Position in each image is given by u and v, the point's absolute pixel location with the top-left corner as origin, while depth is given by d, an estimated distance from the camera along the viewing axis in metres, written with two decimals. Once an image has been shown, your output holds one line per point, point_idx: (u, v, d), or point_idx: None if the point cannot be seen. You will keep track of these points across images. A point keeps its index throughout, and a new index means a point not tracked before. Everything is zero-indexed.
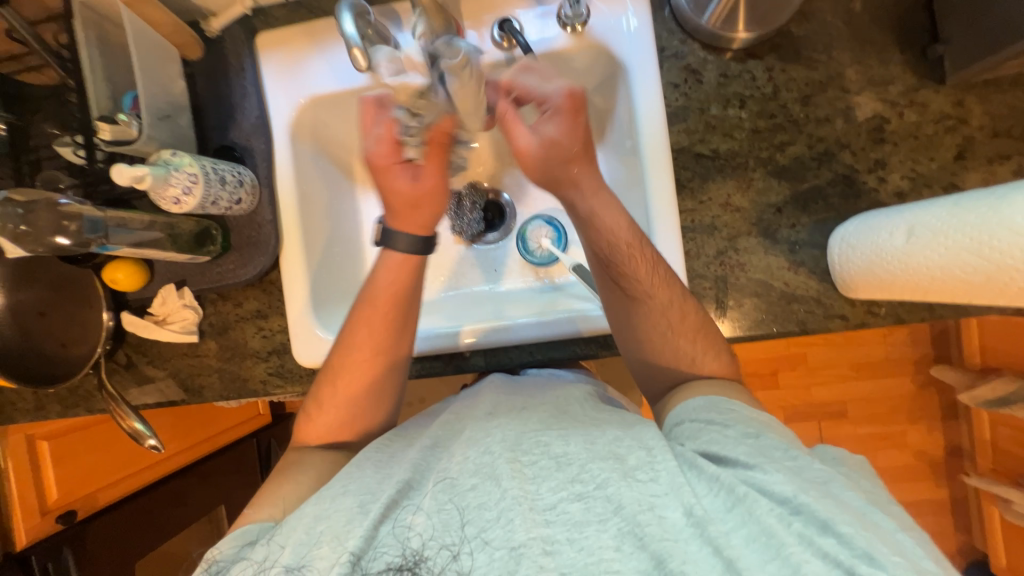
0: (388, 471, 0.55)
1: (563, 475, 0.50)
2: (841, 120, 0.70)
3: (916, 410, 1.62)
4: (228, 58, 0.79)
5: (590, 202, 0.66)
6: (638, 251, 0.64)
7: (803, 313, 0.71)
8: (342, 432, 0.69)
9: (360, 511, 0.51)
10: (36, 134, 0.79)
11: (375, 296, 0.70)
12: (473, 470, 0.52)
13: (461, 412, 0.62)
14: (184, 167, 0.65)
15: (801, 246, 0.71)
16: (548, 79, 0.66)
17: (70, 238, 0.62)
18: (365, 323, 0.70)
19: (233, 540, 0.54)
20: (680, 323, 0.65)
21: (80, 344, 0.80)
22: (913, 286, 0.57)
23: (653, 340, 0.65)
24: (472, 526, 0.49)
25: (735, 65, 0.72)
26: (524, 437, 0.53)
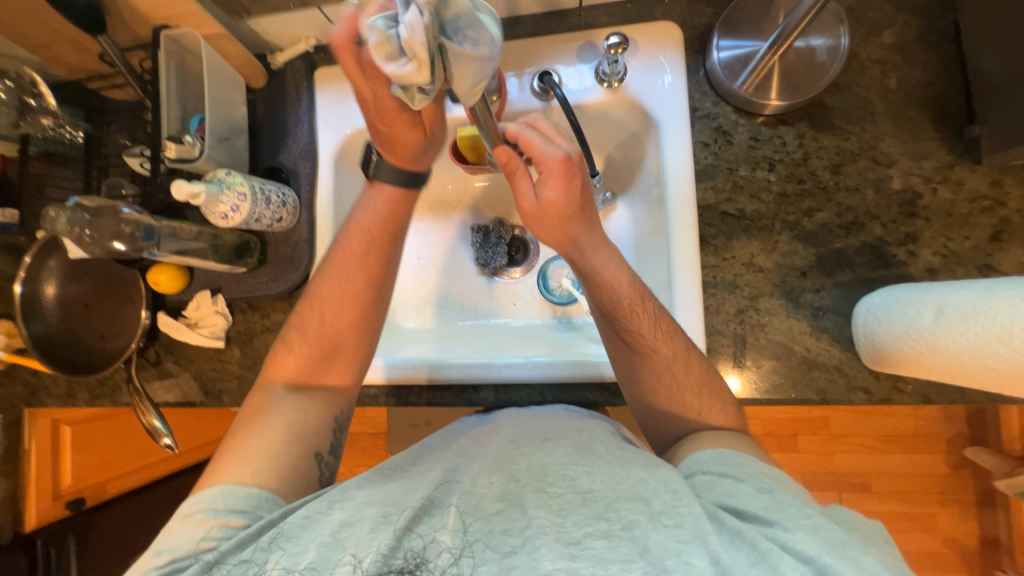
0: (413, 486, 0.56)
1: (589, 510, 0.50)
2: (871, 191, 0.70)
3: (948, 492, 1.51)
4: (287, 88, 0.86)
5: (590, 258, 0.65)
6: (642, 309, 0.63)
7: (824, 381, 0.69)
8: (316, 371, 0.71)
9: (382, 522, 0.51)
10: (109, 143, 0.86)
11: (363, 227, 0.73)
12: (497, 495, 0.53)
13: (478, 437, 0.65)
14: (235, 186, 0.70)
15: (825, 312, 0.70)
16: (551, 134, 0.62)
17: (125, 242, 0.68)
18: (354, 257, 0.73)
19: (213, 501, 0.57)
20: (684, 376, 0.63)
21: (118, 337, 0.85)
22: (930, 363, 0.56)
23: (657, 392, 0.64)
24: (496, 549, 0.49)
25: (766, 130, 0.74)
26: (551, 468, 0.55)
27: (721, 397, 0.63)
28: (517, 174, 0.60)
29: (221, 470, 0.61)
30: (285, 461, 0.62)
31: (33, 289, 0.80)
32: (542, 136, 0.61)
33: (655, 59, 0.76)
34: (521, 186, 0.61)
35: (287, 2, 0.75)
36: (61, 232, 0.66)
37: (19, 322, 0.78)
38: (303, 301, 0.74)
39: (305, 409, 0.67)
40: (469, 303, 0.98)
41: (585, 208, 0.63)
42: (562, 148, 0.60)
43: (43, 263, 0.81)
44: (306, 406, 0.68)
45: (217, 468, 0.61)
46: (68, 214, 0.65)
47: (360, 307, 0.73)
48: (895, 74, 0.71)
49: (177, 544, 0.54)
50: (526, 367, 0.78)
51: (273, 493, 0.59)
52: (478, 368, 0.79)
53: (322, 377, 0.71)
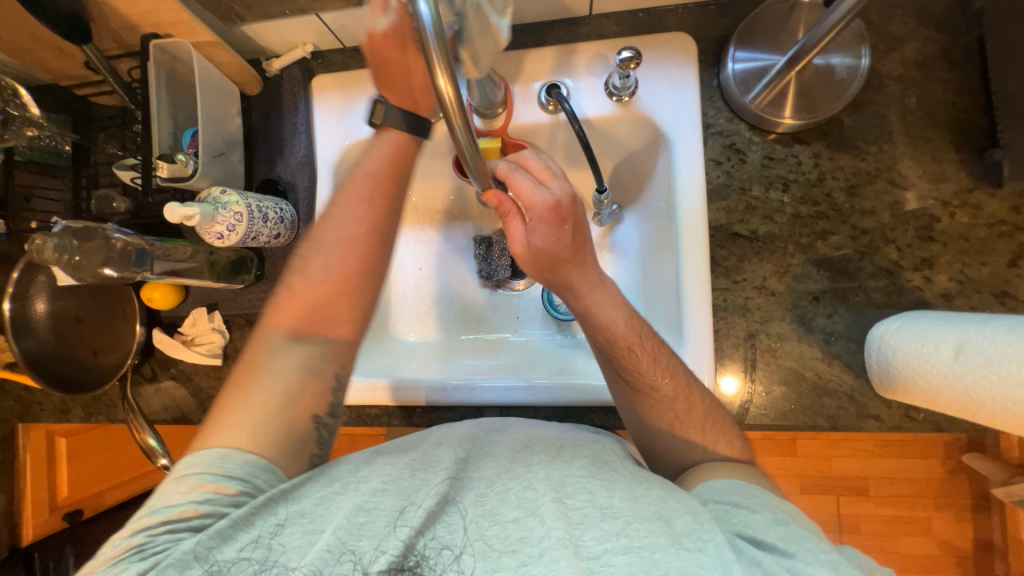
0: (426, 478, 0.53)
1: (608, 526, 0.46)
2: (886, 213, 0.69)
3: (944, 496, 1.52)
4: (284, 96, 0.82)
5: (584, 300, 0.63)
6: (641, 349, 0.61)
7: (835, 408, 0.68)
8: (319, 319, 0.62)
9: (399, 517, 0.48)
10: (97, 152, 0.82)
11: (371, 170, 0.64)
12: (515, 502, 0.50)
13: (487, 434, 0.61)
14: (230, 206, 0.67)
15: (837, 337, 0.69)
16: (541, 174, 0.59)
17: (115, 269, 0.66)
18: (363, 202, 0.64)
19: (209, 464, 0.52)
20: (687, 413, 0.61)
21: (112, 354, 0.83)
22: (974, 396, 0.52)
23: (661, 428, 0.62)
24: (513, 556, 0.45)
25: (781, 149, 0.72)
26: (568, 479, 0.51)
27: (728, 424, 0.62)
28: (509, 221, 0.58)
29: (213, 430, 0.55)
30: (280, 428, 0.56)
31: (23, 306, 0.78)
32: (532, 179, 0.57)
33: (667, 73, 0.73)
34: (511, 232, 0.59)
35: (283, 9, 0.72)
36: (49, 260, 0.62)
37: (9, 341, 0.75)
38: (305, 245, 0.65)
39: (306, 366, 0.60)
40: (474, 319, 0.95)
41: (579, 250, 0.61)
42: (556, 191, 0.57)
43: (32, 279, 0.78)
44: (306, 362, 0.60)
45: (209, 426, 0.55)
46: (55, 241, 0.62)
47: (369, 254, 0.64)
48: (915, 92, 0.68)
49: (172, 504, 0.50)
50: (536, 390, 0.77)
51: (272, 462, 0.54)
52: (487, 392, 0.78)
53: (323, 330, 0.62)
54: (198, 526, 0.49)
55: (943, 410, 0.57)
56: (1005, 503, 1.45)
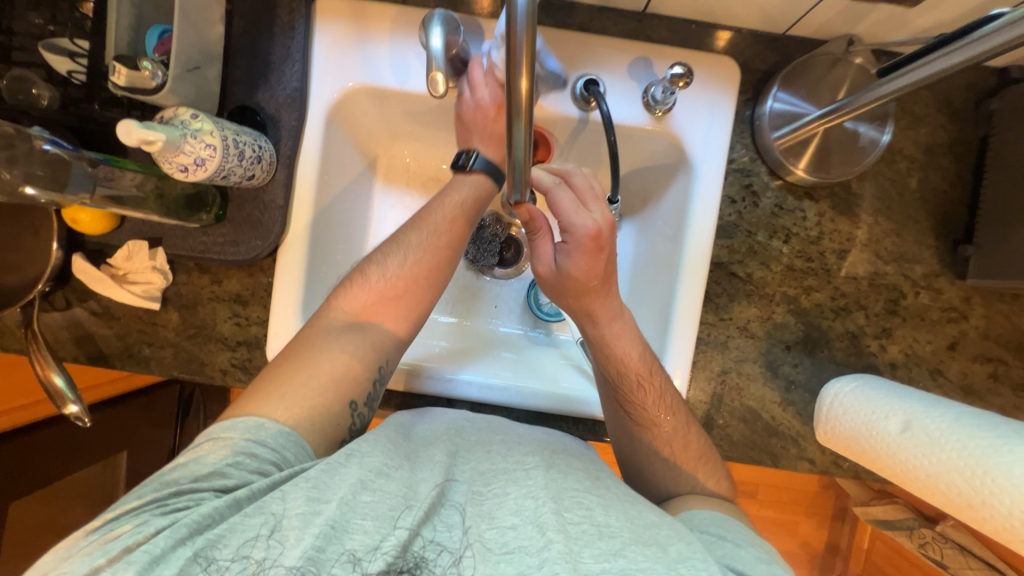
0: (423, 474, 0.53)
1: (606, 545, 0.47)
2: (865, 281, 0.73)
3: (813, 505, 1.76)
4: (278, 9, 0.69)
5: (603, 330, 0.66)
6: (649, 386, 0.65)
7: (779, 447, 0.75)
8: (379, 311, 0.63)
9: (404, 505, 0.48)
10: (12, 18, 0.63)
11: (455, 203, 0.67)
12: (513, 509, 0.50)
13: (479, 429, 0.61)
14: (203, 134, 0.56)
15: (797, 386, 0.74)
16: (584, 195, 0.59)
17: (39, 187, 0.54)
18: (446, 215, 0.66)
19: (244, 431, 0.51)
20: (683, 450, 0.66)
21: (12, 273, 0.68)
22: (914, 468, 0.58)
23: (654, 461, 0.66)
24: (511, 565, 0.46)
25: (792, 200, 0.73)
26: (567, 492, 0.51)
27: (704, 455, 0.66)
28: (540, 239, 0.63)
29: (256, 397, 0.54)
30: (318, 404, 0.55)
31: None
32: (573, 200, 0.58)
33: (707, 97, 0.71)
34: (542, 251, 0.63)
35: None
36: None
37: None
38: (386, 241, 0.67)
39: (355, 351, 0.59)
40: (450, 302, 0.90)
41: (607, 283, 0.64)
42: (592, 218, 0.58)
43: None
44: (356, 348, 0.60)
45: (249, 394, 0.54)
46: None
47: (439, 270, 0.65)
48: (917, 174, 0.73)
49: (204, 464, 0.49)
50: (512, 393, 0.76)
51: (301, 436, 0.53)
52: (464, 387, 0.76)
53: (381, 319, 0.63)
54: (221, 489, 0.48)
55: (881, 472, 0.63)
56: (860, 518, 1.71)
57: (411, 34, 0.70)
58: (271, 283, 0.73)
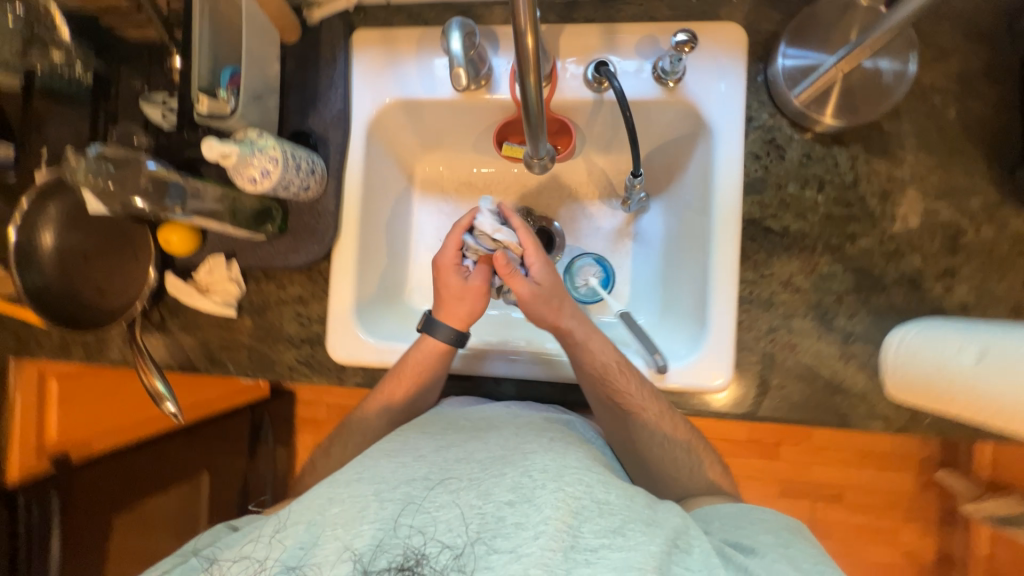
0: (409, 466, 0.60)
1: (604, 521, 0.54)
2: (915, 222, 0.70)
3: (912, 508, 1.54)
4: (321, 48, 0.80)
5: (579, 333, 0.73)
6: (628, 373, 0.71)
7: (846, 406, 0.70)
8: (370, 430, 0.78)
9: (373, 502, 0.57)
10: (119, 87, 0.81)
11: (407, 367, 0.75)
12: (510, 486, 0.57)
13: (476, 422, 0.68)
14: (267, 150, 0.65)
15: (855, 339, 0.70)
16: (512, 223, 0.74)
17: (146, 201, 0.65)
18: (397, 376, 0.76)
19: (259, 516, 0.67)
20: (674, 431, 0.72)
21: (117, 295, 0.84)
22: (992, 395, 0.55)
23: (650, 445, 0.73)
24: (507, 537, 0.53)
25: (820, 148, 0.72)
26: (567, 470, 0.58)
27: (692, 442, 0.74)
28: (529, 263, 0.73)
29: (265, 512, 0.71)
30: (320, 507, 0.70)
31: (29, 236, 0.79)
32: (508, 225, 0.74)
33: (717, 62, 0.73)
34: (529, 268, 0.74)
35: None
36: (80, 181, 0.62)
37: (14, 270, 0.77)
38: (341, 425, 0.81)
39: None
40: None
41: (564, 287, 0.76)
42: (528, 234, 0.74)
43: (41, 208, 0.79)
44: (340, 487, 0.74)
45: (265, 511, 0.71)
46: (90, 164, 0.62)
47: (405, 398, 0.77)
48: (955, 106, 0.70)
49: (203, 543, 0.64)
50: (549, 369, 0.78)
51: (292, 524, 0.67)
52: (501, 367, 0.78)
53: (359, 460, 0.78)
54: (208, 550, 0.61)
55: (960, 416, 0.59)
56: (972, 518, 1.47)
57: (435, 50, 0.79)
58: (328, 283, 0.81)
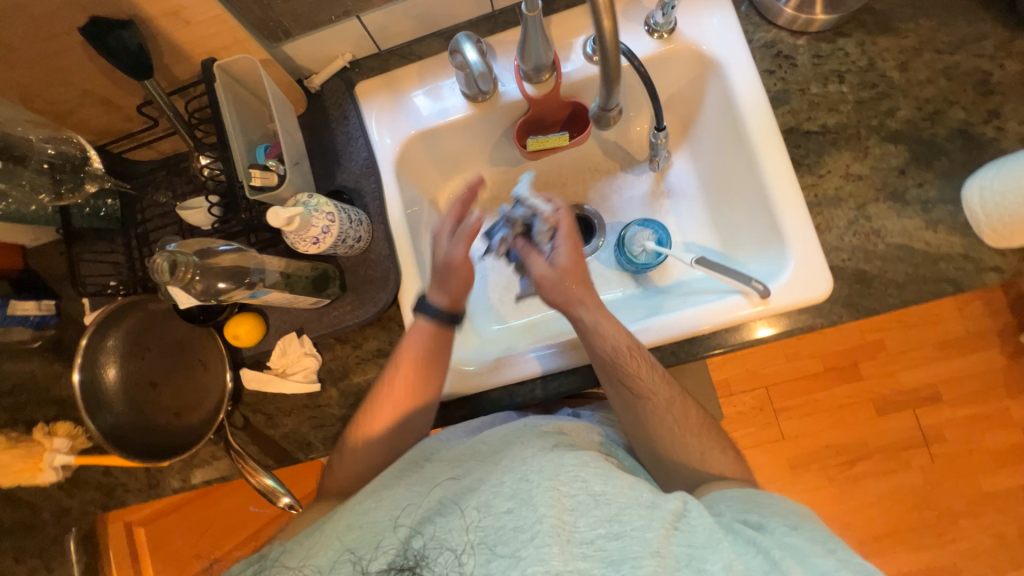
0: (425, 489, 0.61)
1: (601, 512, 0.51)
2: (942, 80, 0.72)
3: (1014, 382, 1.46)
4: (331, 110, 0.82)
5: (593, 314, 0.70)
6: (640, 356, 0.68)
7: (953, 270, 0.69)
8: (370, 443, 0.74)
9: (388, 525, 0.56)
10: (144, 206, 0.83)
11: (405, 357, 0.73)
12: (510, 493, 0.53)
13: (492, 445, 0.65)
14: (323, 207, 0.66)
15: (934, 204, 0.70)
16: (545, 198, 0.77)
17: (230, 282, 0.64)
18: (393, 389, 0.73)
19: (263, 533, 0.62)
20: (685, 419, 0.70)
21: (194, 411, 0.81)
22: None
23: (659, 432, 0.70)
24: (506, 546, 0.50)
25: (826, 46, 0.75)
26: (565, 467, 0.55)
27: (706, 437, 0.70)
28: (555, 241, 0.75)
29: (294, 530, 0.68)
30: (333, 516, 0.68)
31: (93, 374, 0.76)
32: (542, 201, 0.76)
33: (703, 3, 0.77)
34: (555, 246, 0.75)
35: (329, 15, 0.72)
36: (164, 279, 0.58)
37: (87, 418, 0.74)
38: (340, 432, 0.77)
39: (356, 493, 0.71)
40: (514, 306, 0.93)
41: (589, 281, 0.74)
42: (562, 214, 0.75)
43: (98, 344, 0.77)
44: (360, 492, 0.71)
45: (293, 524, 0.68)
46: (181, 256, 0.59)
47: (401, 404, 0.74)
48: None
49: None
50: (551, 357, 0.76)
51: None
52: (505, 372, 0.76)
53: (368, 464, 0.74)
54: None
55: None
56: None
57: (438, 77, 0.82)
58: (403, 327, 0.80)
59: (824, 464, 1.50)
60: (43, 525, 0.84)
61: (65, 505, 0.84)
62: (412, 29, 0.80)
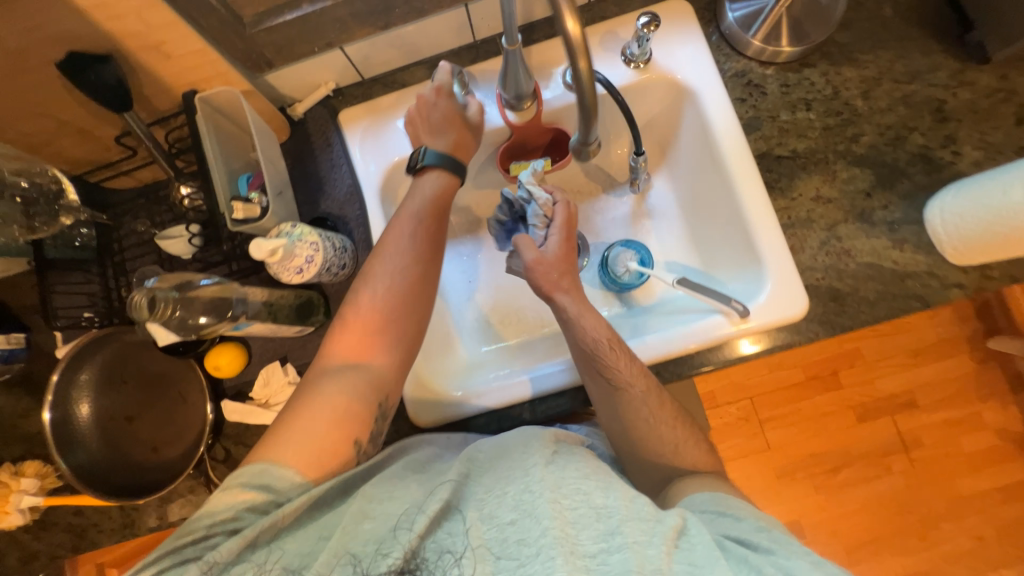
0: (430, 488, 0.53)
1: (604, 526, 0.46)
2: (901, 107, 0.76)
3: (984, 386, 1.50)
4: (315, 138, 0.83)
5: (574, 305, 0.69)
6: (619, 349, 0.68)
7: (921, 287, 0.72)
8: (371, 347, 0.62)
9: (392, 533, 0.49)
10: (123, 234, 0.81)
11: (425, 204, 0.68)
12: (512, 504, 0.48)
13: (490, 453, 0.56)
14: (307, 236, 0.65)
15: (900, 225, 0.74)
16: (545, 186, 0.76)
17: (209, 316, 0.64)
18: (408, 239, 0.67)
19: (242, 482, 0.52)
20: (662, 409, 0.67)
21: (171, 445, 0.78)
22: None
23: (638, 423, 0.67)
24: (510, 560, 0.45)
25: (793, 75, 0.79)
26: (566, 479, 0.49)
27: (683, 429, 0.68)
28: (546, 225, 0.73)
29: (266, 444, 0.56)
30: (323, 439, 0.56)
31: (64, 412, 0.74)
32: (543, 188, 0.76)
33: (676, 34, 0.80)
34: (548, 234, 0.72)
35: (312, 47, 0.72)
36: (145, 318, 0.59)
37: (58, 457, 0.72)
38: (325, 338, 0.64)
39: (352, 390, 0.59)
40: (505, 326, 0.93)
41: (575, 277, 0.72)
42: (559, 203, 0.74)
43: (71, 379, 0.75)
44: (353, 388, 0.59)
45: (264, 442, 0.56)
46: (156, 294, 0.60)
47: (419, 273, 0.66)
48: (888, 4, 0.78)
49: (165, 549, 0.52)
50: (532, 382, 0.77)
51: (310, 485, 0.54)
52: (488, 399, 0.76)
53: (373, 356, 0.62)
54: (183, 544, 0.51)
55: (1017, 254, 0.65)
56: None
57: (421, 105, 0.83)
58: None
59: (810, 473, 1.52)
60: (8, 571, 0.80)
61: (34, 548, 0.80)
62: (396, 57, 0.82)
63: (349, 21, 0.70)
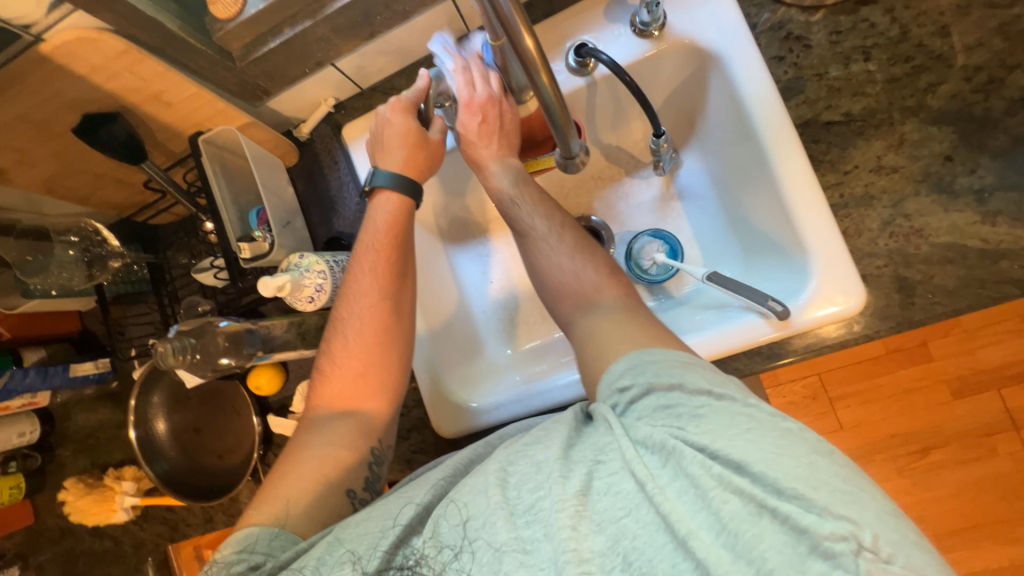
0: (411, 492, 0.50)
1: (541, 477, 0.42)
2: (998, 39, 0.61)
3: None
4: (321, 156, 0.82)
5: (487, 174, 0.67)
6: (529, 192, 0.66)
7: (1019, 269, 0.59)
8: (356, 392, 0.62)
9: (382, 527, 0.47)
10: (171, 268, 0.87)
11: (380, 232, 0.65)
12: (470, 488, 0.45)
13: (478, 455, 0.55)
14: (313, 266, 0.67)
15: (990, 193, 0.60)
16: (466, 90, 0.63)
17: (231, 356, 0.70)
18: (369, 274, 0.64)
19: (233, 545, 0.50)
20: (580, 257, 0.61)
21: (233, 452, 0.87)
22: None
23: (554, 273, 0.62)
24: (485, 544, 0.41)
25: (846, 18, 0.65)
26: (507, 450, 0.46)
27: (603, 270, 0.60)
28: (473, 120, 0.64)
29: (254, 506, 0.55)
30: (316, 492, 0.55)
31: (146, 429, 0.84)
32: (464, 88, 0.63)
33: None
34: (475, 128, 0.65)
35: (303, 69, 0.70)
36: (173, 364, 0.66)
37: (145, 465, 0.82)
38: (310, 385, 0.65)
39: (342, 438, 0.59)
40: (523, 328, 0.89)
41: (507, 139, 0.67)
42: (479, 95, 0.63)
43: (146, 401, 0.85)
44: (346, 436, 0.59)
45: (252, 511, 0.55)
46: (175, 344, 0.66)
47: (389, 304, 0.64)
48: None
49: None
50: (552, 391, 0.73)
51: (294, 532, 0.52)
52: (509, 409, 0.75)
53: (364, 401, 0.62)
54: None
55: None
56: None
57: None
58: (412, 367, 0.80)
59: (891, 454, 1.29)
60: (126, 555, 0.95)
61: (141, 537, 0.94)
62: (390, 64, 0.78)
63: (333, 37, 0.67)
